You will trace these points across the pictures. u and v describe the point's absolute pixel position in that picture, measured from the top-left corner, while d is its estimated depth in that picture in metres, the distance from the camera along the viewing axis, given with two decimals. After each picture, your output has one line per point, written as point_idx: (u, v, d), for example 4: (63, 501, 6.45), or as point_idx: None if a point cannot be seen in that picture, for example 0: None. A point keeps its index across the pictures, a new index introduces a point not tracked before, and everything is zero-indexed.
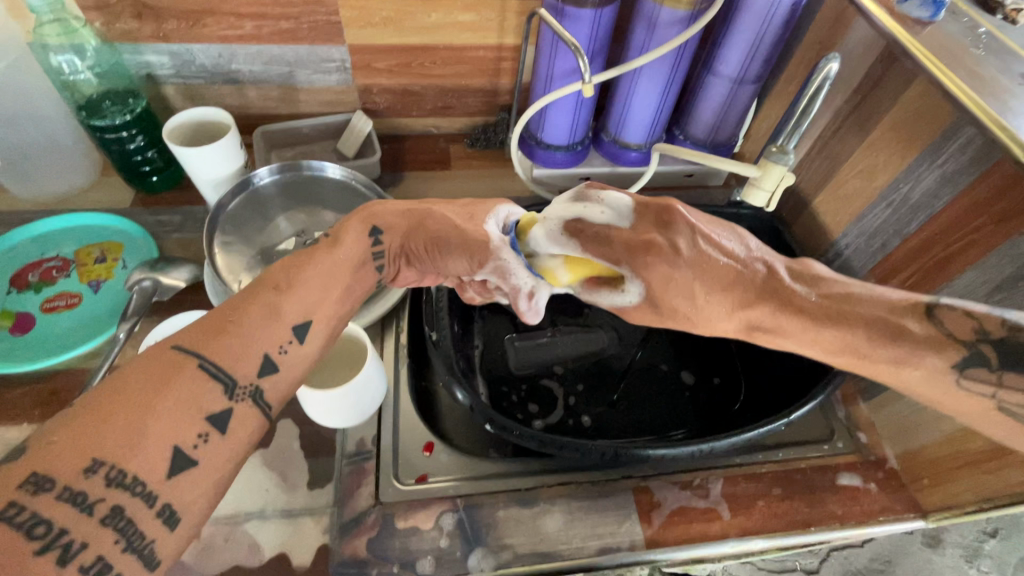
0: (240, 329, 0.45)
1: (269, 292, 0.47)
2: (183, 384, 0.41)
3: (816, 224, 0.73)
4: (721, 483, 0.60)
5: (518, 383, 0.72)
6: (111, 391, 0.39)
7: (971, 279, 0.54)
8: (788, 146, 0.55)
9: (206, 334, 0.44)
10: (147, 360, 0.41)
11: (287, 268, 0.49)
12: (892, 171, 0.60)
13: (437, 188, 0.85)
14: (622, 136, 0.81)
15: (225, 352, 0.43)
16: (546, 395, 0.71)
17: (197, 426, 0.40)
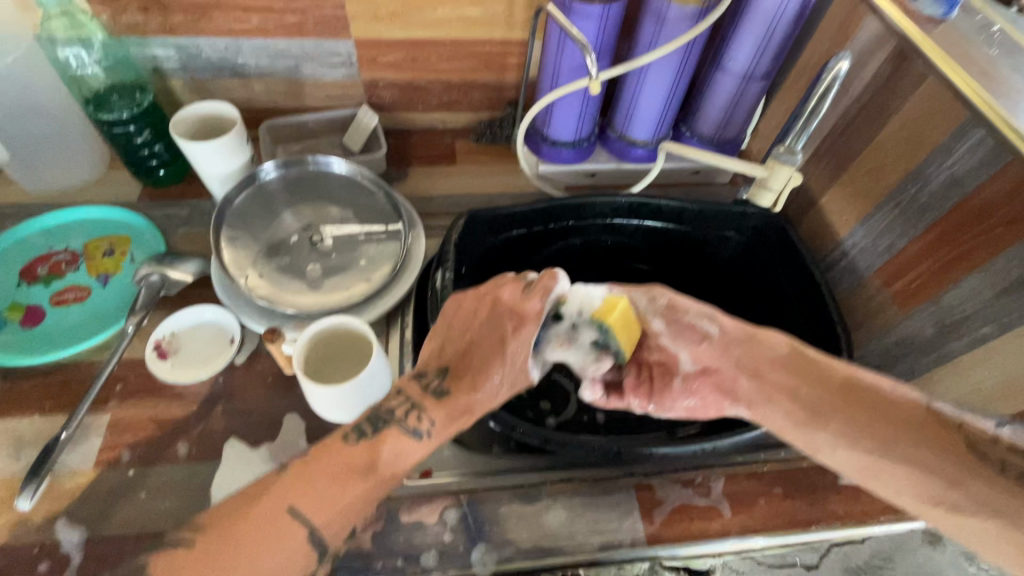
0: (345, 504, 0.45)
1: (366, 473, 0.46)
2: (283, 549, 0.43)
3: (823, 223, 0.73)
4: (722, 482, 0.60)
5: None
6: (227, 541, 0.43)
7: (977, 282, 0.54)
8: (798, 146, 0.54)
9: (316, 499, 0.44)
10: (257, 517, 0.44)
11: (395, 454, 0.47)
12: (900, 172, 0.60)
13: (442, 184, 0.85)
14: (628, 133, 0.81)
15: (330, 524, 0.44)
16: (557, 391, 0.72)
17: None
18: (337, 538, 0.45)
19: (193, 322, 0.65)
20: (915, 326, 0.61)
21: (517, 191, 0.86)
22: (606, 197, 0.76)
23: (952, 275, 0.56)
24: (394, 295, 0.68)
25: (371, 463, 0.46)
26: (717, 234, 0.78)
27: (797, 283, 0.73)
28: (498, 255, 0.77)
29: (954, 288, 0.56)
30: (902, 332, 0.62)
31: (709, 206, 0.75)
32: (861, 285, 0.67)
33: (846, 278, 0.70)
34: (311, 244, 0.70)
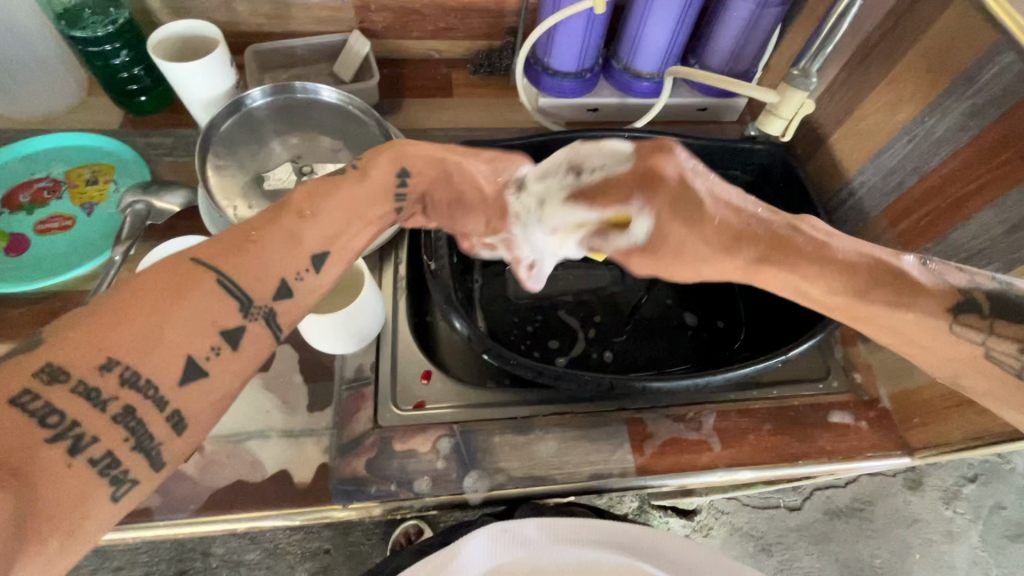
0: (261, 247, 0.42)
1: (290, 218, 0.43)
2: (197, 292, 0.38)
3: (832, 161, 0.70)
4: (713, 417, 0.61)
5: (532, 315, 0.73)
6: (131, 291, 0.37)
7: (989, 218, 0.52)
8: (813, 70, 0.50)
9: (229, 246, 0.41)
10: (166, 266, 0.39)
11: (310, 196, 0.45)
12: (918, 103, 0.57)
13: (439, 117, 0.82)
14: (634, 64, 0.77)
15: (248, 268, 0.41)
16: (559, 331, 0.72)
17: (211, 335, 0.39)
18: (261, 289, 0.41)
19: (181, 253, 0.64)
20: None
21: (517, 126, 0.82)
22: (608, 132, 0.73)
23: (963, 212, 0.54)
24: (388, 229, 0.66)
25: (283, 211, 0.44)
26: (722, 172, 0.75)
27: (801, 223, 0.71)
28: None
29: (965, 224, 0.54)
30: None
31: (714, 142, 0.73)
32: (867, 225, 0.66)
33: (852, 219, 0.68)
34: (302, 174, 0.68)
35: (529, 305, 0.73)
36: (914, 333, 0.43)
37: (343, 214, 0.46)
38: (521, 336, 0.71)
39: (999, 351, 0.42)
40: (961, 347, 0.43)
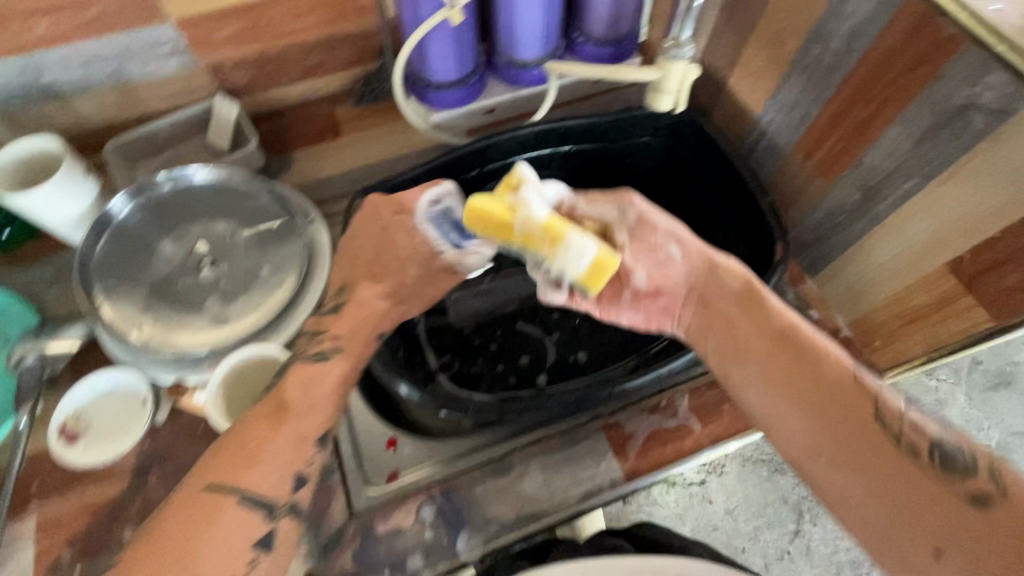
0: (268, 455, 0.43)
1: (283, 418, 0.44)
2: (224, 519, 0.41)
3: (737, 104, 0.69)
4: (687, 398, 0.60)
5: (491, 332, 0.72)
6: (151, 544, 0.41)
7: (894, 136, 0.50)
8: (684, 36, 0.45)
9: (236, 463, 0.43)
10: (182, 502, 0.42)
11: (304, 387, 0.46)
12: (801, 32, 0.56)
13: (334, 162, 0.77)
14: (515, 55, 0.73)
15: (265, 478, 0.43)
16: (519, 345, 0.72)
17: (246, 554, 0.42)
18: (281, 491, 0.44)
19: (91, 395, 0.58)
20: (839, 196, 0.58)
21: (417, 149, 0.78)
22: (510, 132, 0.70)
23: (869, 133, 0.52)
24: (308, 301, 0.62)
25: (285, 404, 0.45)
26: (632, 142, 0.73)
27: (721, 172, 0.68)
28: None
29: (874, 146, 0.52)
30: (831, 202, 0.60)
31: (614, 115, 0.70)
32: (785, 162, 0.64)
33: (769, 159, 0.67)
34: (203, 267, 0.63)
35: (486, 325, 0.73)
36: (806, 381, 0.43)
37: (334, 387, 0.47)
38: (488, 361, 0.70)
39: (886, 415, 0.40)
40: (840, 406, 0.41)
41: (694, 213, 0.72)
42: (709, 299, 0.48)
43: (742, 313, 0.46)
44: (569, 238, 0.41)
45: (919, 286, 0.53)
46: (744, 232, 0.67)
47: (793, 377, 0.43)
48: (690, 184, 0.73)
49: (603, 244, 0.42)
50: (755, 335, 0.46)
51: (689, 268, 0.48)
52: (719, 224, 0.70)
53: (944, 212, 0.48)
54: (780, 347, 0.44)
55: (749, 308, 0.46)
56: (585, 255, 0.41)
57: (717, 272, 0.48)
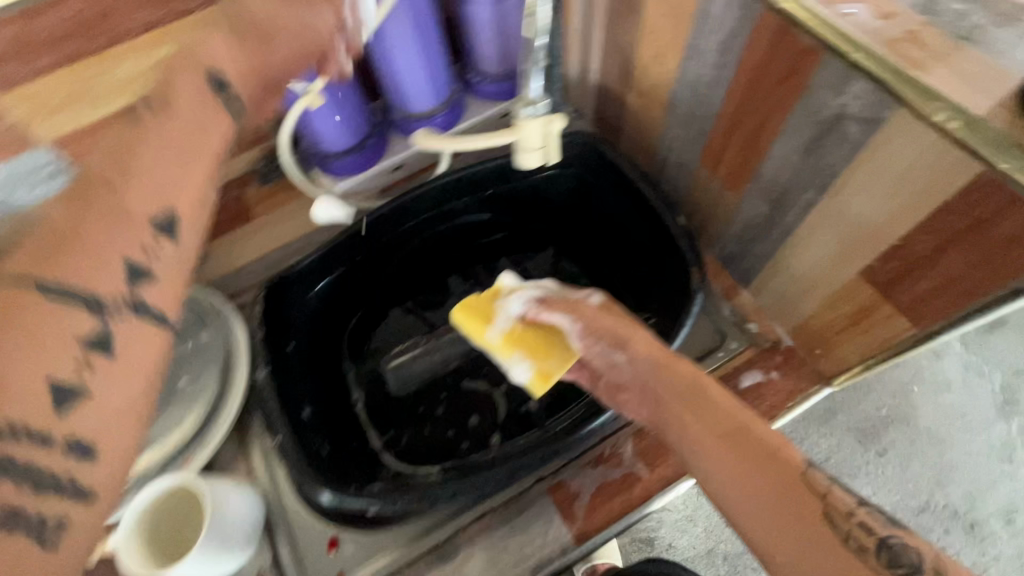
0: (134, 164, 0.26)
1: (99, 181, 0.25)
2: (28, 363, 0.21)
3: (640, 122, 0.66)
4: (631, 443, 0.57)
5: (435, 397, 0.68)
6: None
7: (783, 149, 0.47)
8: (534, 94, 0.42)
9: (94, 201, 0.25)
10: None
11: (112, 154, 0.26)
12: (678, 49, 0.53)
13: (248, 247, 0.75)
14: (407, 110, 0.71)
15: (103, 236, 0.24)
16: (465, 403, 0.68)
17: (74, 364, 0.22)
18: (120, 317, 0.24)
19: None
20: (750, 210, 0.55)
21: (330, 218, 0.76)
22: (417, 190, 0.69)
23: (760, 146, 0.50)
24: (233, 407, 0.62)
25: (90, 177, 0.25)
26: (542, 176, 0.71)
27: (628, 194, 0.65)
28: (330, 305, 0.69)
29: (767, 159, 0.50)
30: (744, 214, 0.57)
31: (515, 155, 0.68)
32: (694, 177, 0.61)
33: (680, 174, 0.64)
34: None
35: (430, 387, 0.69)
36: (754, 476, 0.40)
37: (178, 149, 0.27)
38: (436, 428, 0.66)
39: (834, 509, 0.38)
40: (790, 503, 0.38)
41: (618, 241, 0.70)
42: (662, 398, 0.47)
43: (693, 414, 0.44)
44: (514, 356, 0.56)
45: (842, 296, 0.50)
46: (665, 258, 0.63)
47: (743, 476, 0.41)
48: (609, 213, 0.70)
49: (542, 364, 0.55)
50: (703, 429, 0.43)
51: (639, 370, 0.48)
52: (642, 251, 0.67)
53: (847, 222, 0.45)
54: (724, 441, 0.42)
55: (696, 405, 0.44)
56: (521, 372, 0.55)
57: (666, 369, 0.47)
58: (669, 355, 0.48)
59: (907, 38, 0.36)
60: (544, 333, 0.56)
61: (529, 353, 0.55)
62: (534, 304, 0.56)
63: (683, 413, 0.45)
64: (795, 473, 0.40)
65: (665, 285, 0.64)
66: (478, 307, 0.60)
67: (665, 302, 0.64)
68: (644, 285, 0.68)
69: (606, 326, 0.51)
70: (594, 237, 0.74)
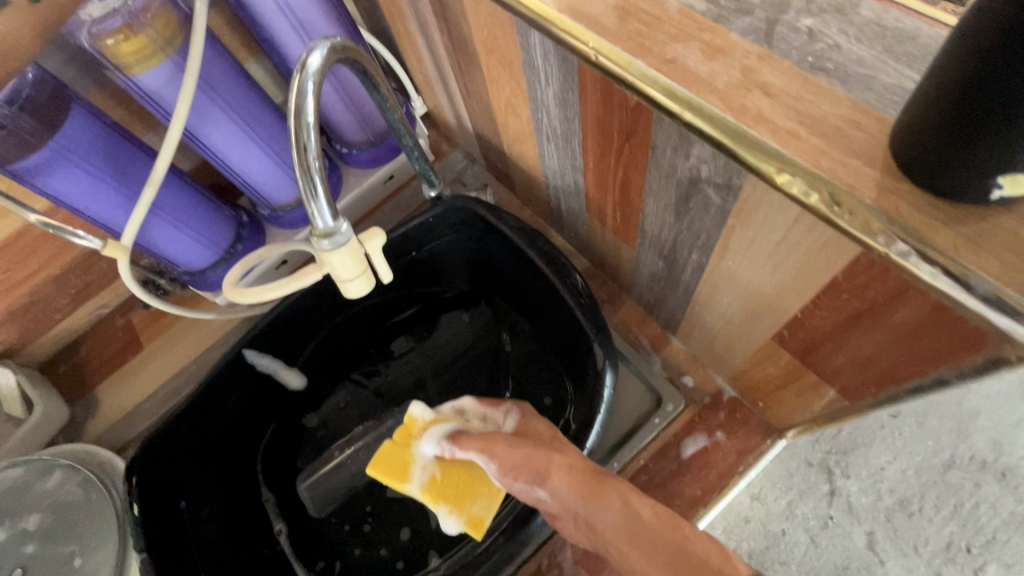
0: None
1: None
2: None
3: (523, 169, 0.58)
4: (570, 547, 0.50)
5: (362, 511, 0.62)
6: None
7: (654, 208, 0.39)
8: (326, 224, 0.35)
9: None
10: None
11: None
12: (524, 100, 0.45)
13: (143, 380, 0.69)
14: (273, 201, 0.64)
15: None
16: (392, 513, 0.61)
17: None
18: None
19: None
20: (649, 262, 0.48)
21: (226, 331, 0.70)
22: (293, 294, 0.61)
23: (633, 203, 0.42)
24: None
25: None
26: (431, 248, 0.64)
27: (514, 258, 0.58)
28: (231, 438, 0.62)
29: (645, 216, 0.42)
30: (646, 267, 0.49)
31: (391, 235, 0.60)
32: (589, 227, 0.53)
33: (576, 223, 0.56)
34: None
35: (352, 503, 0.62)
36: None
37: None
38: (367, 548, 0.60)
39: None
40: None
41: (526, 302, 0.63)
42: (595, 526, 0.38)
43: (633, 547, 0.36)
44: (440, 510, 0.49)
45: (764, 357, 0.42)
46: (569, 326, 0.55)
47: None
48: (510, 277, 0.62)
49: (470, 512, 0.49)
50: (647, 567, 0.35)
51: (563, 504, 0.40)
52: (551, 316, 0.59)
53: (741, 289, 0.37)
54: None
55: (636, 540, 0.36)
56: (450, 526, 0.49)
57: (589, 500, 0.39)
58: (595, 479, 0.40)
59: (744, 83, 0.28)
60: (466, 472, 0.49)
61: (455, 500, 0.49)
62: (449, 444, 0.48)
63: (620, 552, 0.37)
64: None
65: (577, 354, 0.56)
66: (393, 455, 0.51)
67: (581, 373, 0.56)
68: (562, 350, 0.60)
69: (521, 461, 0.42)
70: (506, 296, 0.67)
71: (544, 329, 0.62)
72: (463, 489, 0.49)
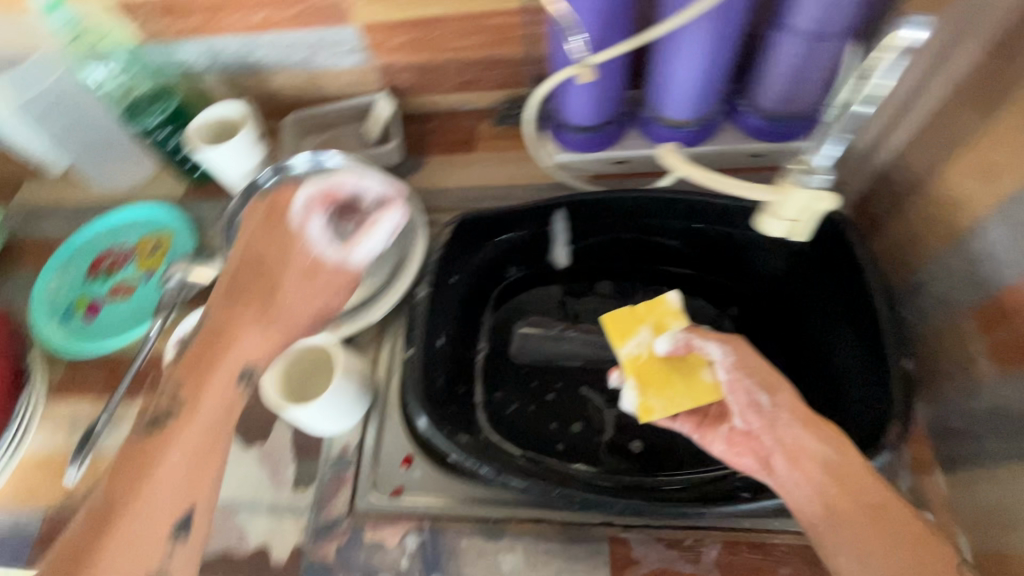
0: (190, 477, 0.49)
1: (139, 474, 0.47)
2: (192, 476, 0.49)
3: (911, 231, 0.55)
4: (718, 548, 0.52)
5: (553, 380, 0.68)
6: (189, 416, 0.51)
7: None
8: (820, 165, 0.42)
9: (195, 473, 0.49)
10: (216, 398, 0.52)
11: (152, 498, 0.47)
12: (1018, 174, 0.42)
13: (460, 174, 0.80)
14: (663, 112, 0.68)
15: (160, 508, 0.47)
16: (578, 405, 0.66)
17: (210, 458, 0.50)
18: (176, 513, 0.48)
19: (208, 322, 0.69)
20: (1007, 394, 0.45)
21: (538, 182, 0.78)
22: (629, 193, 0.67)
23: None
24: (387, 303, 0.66)
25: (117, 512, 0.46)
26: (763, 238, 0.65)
27: (849, 299, 0.58)
28: (496, 261, 0.71)
29: None
30: (995, 396, 0.47)
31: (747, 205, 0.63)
32: (953, 322, 0.51)
33: (937, 310, 0.53)
34: None
35: (549, 370, 0.68)
36: (886, 542, 0.44)
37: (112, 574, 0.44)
38: (541, 414, 0.65)
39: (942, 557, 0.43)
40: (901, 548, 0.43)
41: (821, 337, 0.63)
42: (801, 454, 0.48)
43: (832, 477, 0.46)
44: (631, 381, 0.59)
45: None
46: (873, 390, 0.54)
47: (873, 537, 0.44)
48: (832, 311, 0.61)
49: (652, 398, 0.57)
50: (848, 478, 0.46)
51: (798, 458, 0.48)
52: (852, 368, 0.58)
53: None
54: (853, 493, 0.45)
55: (835, 468, 0.47)
56: (628, 399, 0.59)
57: (811, 428, 0.48)
58: (814, 421, 0.49)
59: None
60: (674, 367, 0.58)
61: (653, 382, 0.58)
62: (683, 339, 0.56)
63: (830, 478, 0.46)
64: (907, 535, 0.44)
65: (858, 416, 0.55)
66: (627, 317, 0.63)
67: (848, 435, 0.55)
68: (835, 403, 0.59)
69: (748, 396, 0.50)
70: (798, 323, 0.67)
71: (828, 369, 0.61)
72: (660, 378, 0.58)
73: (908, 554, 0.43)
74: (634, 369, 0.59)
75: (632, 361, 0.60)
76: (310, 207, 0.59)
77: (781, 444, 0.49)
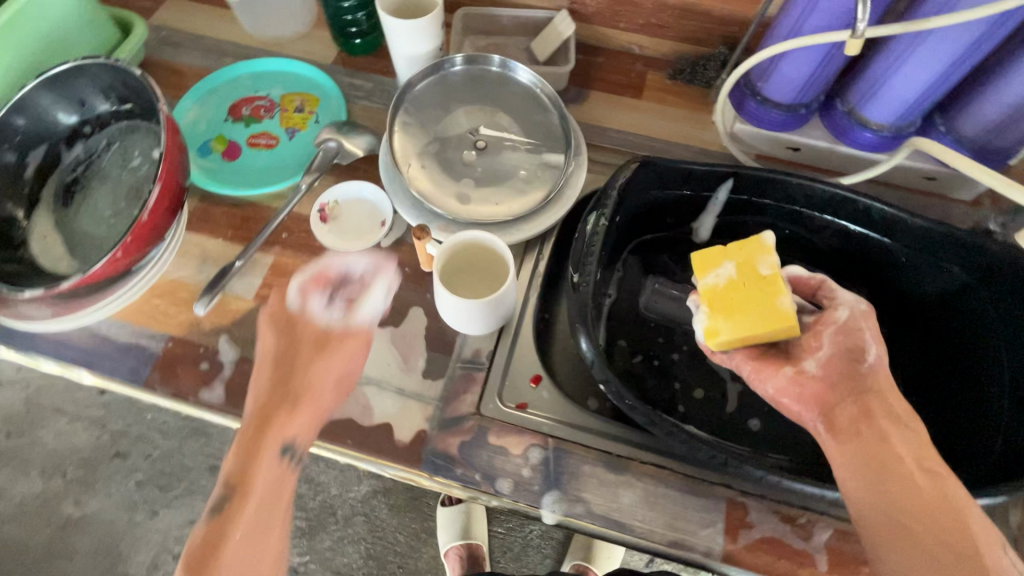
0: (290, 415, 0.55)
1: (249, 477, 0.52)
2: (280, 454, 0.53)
3: None
4: (828, 533, 0.54)
5: (679, 342, 0.69)
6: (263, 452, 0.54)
7: None
8: None
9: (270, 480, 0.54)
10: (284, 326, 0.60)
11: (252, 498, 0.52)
12: None
13: (621, 118, 0.78)
14: (862, 109, 0.66)
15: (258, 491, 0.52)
16: (703, 370, 0.67)
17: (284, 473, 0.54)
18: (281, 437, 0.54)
19: (354, 196, 0.69)
20: None
21: (702, 147, 0.76)
22: (804, 180, 0.65)
23: None
24: (539, 224, 0.65)
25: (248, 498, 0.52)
26: (927, 262, 0.65)
27: (1015, 342, 0.59)
28: (651, 212, 0.71)
29: None
30: None
31: (933, 223, 0.62)
32: None
33: None
34: (474, 149, 0.69)
35: (676, 331, 0.69)
36: (918, 499, 0.43)
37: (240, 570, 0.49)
38: (665, 372, 0.67)
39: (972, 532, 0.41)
40: (931, 510, 0.42)
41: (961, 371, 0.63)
42: (873, 409, 0.47)
43: (896, 432, 0.46)
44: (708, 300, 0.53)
45: None
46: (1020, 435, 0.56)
47: (908, 495, 0.43)
48: (977, 348, 0.63)
49: (723, 322, 0.52)
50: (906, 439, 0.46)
51: (865, 410, 0.48)
52: (984, 408, 0.60)
53: None
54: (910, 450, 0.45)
55: (899, 424, 0.47)
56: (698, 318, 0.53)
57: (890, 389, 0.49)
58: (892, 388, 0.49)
59: None
60: (759, 297, 0.51)
61: (731, 306, 0.52)
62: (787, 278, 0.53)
63: (891, 432, 0.46)
64: (948, 506, 0.42)
65: (987, 454, 0.57)
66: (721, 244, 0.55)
67: (974, 471, 0.57)
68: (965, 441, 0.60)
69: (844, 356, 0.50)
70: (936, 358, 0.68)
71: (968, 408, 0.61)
72: (740, 305, 0.52)
73: (937, 518, 0.42)
74: (713, 290, 0.53)
75: (712, 283, 0.53)
76: (306, 291, 0.62)
77: (855, 393, 0.49)
